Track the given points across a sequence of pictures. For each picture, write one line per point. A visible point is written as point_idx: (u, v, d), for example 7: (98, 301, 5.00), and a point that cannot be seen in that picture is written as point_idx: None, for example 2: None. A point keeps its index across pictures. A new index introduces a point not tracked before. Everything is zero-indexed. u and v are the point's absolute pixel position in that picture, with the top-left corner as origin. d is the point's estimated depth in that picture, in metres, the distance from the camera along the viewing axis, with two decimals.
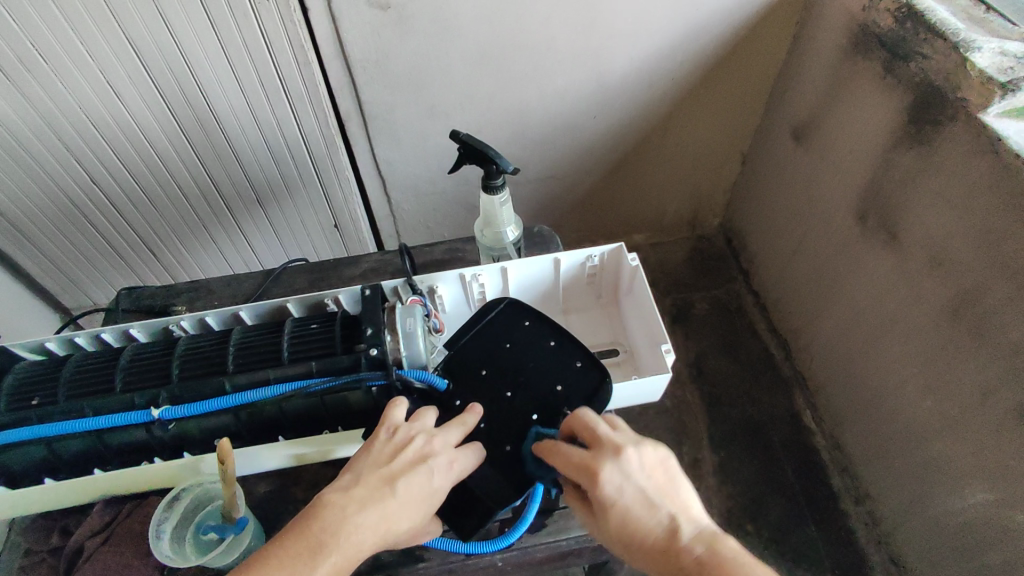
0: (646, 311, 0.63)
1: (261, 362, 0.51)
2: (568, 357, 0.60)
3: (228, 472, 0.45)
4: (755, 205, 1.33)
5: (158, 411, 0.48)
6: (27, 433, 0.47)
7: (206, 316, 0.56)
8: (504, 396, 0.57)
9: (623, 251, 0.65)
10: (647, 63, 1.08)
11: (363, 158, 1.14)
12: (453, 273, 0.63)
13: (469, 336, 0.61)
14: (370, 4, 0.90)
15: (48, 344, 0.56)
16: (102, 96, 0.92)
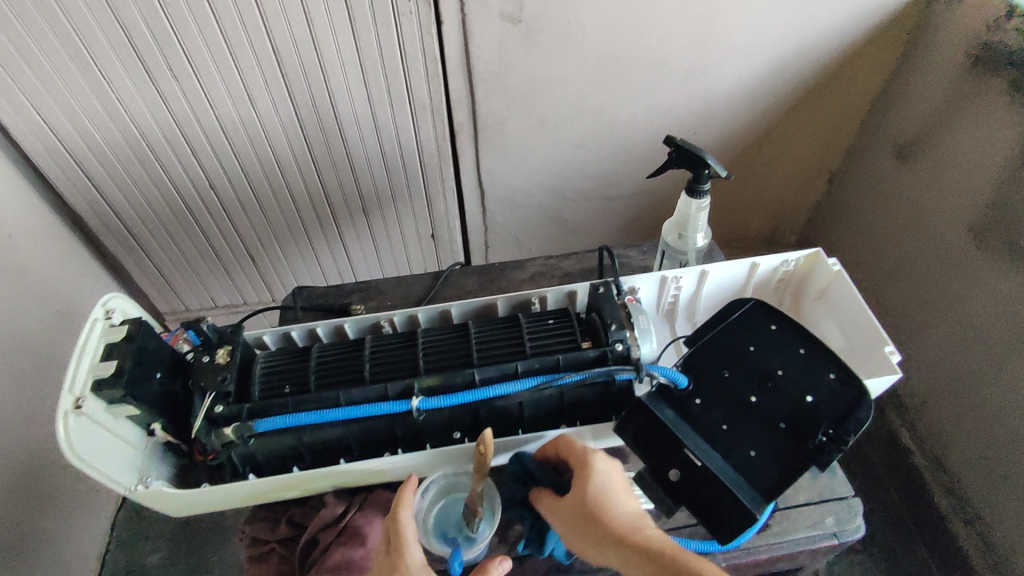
0: (850, 311, 0.70)
1: (506, 355, 0.60)
2: (821, 369, 0.63)
3: (484, 461, 0.50)
4: (842, 224, 1.34)
5: (418, 400, 0.57)
6: (290, 421, 0.56)
7: (419, 313, 0.66)
8: (749, 400, 0.62)
9: (822, 255, 0.72)
10: (754, 80, 1.10)
11: (469, 171, 1.15)
12: (656, 275, 0.70)
13: (713, 334, 0.66)
14: (503, 18, 0.93)
15: (265, 337, 0.65)
16: (236, 100, 0.94)
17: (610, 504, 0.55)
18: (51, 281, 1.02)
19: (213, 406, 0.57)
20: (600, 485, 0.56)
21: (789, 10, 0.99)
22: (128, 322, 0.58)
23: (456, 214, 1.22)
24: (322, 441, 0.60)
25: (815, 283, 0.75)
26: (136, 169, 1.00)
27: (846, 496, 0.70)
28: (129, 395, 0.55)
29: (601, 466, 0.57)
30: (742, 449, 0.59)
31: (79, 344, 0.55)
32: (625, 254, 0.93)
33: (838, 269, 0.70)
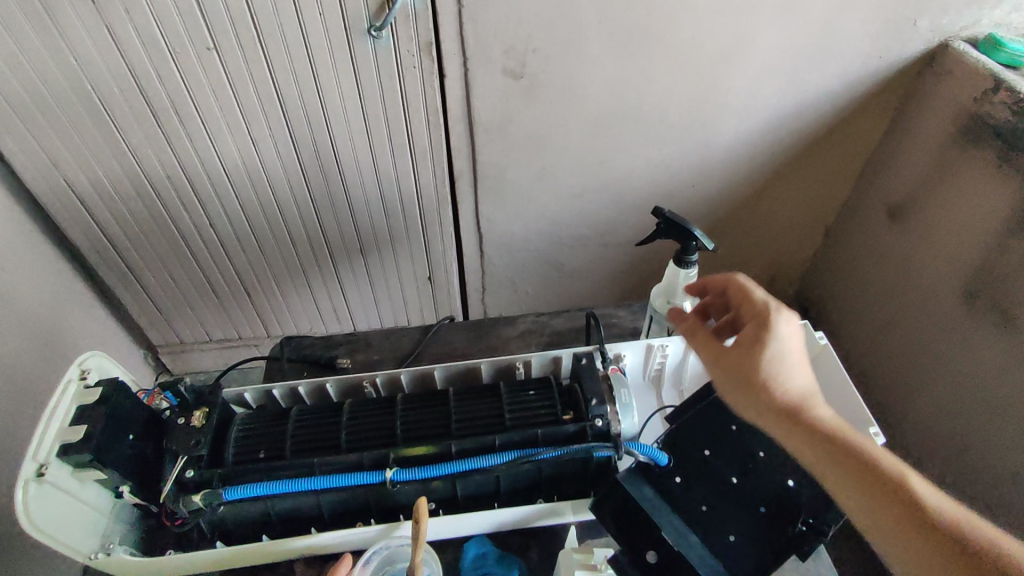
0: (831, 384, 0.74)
1: (485, 427, 0.60)
2: (801, 453, 0.64)
3: (418, 530, 0.46)
4: (838, 280, 1.34)
5: (390, 471, 0.56)
6: (262, 488, 0.56)
7: (401, 374, 0.66)
8: (729, 482, 0.63)
9: None
10: (751, 137, 1.11)
11: (467, 217, 1.16)
12: (642, 343, 0.73)
13: (696, 411, 0.68)
14: (505, 73, 0.94)
15: (246, 395, 0.66)
16: (239, 142, 0.95)
17: (786, 361, 0.59)
18: (45, 314, 1.03)
19: (184, 469, 0.57)
20: (777, 359, 0.59)
21: (784, 73, 1.01)
22: (104, 384, 0.61)
23: (453, 259, 1.22)
24: (294, 510, 0.60)
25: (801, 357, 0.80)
26: (137, 205, 1.01)
27: None
28: (95, 460, 0.57)
29: (789, 332, 0.60)
30: (721, 534, 0.60)
31: (49, 409, 0.57)
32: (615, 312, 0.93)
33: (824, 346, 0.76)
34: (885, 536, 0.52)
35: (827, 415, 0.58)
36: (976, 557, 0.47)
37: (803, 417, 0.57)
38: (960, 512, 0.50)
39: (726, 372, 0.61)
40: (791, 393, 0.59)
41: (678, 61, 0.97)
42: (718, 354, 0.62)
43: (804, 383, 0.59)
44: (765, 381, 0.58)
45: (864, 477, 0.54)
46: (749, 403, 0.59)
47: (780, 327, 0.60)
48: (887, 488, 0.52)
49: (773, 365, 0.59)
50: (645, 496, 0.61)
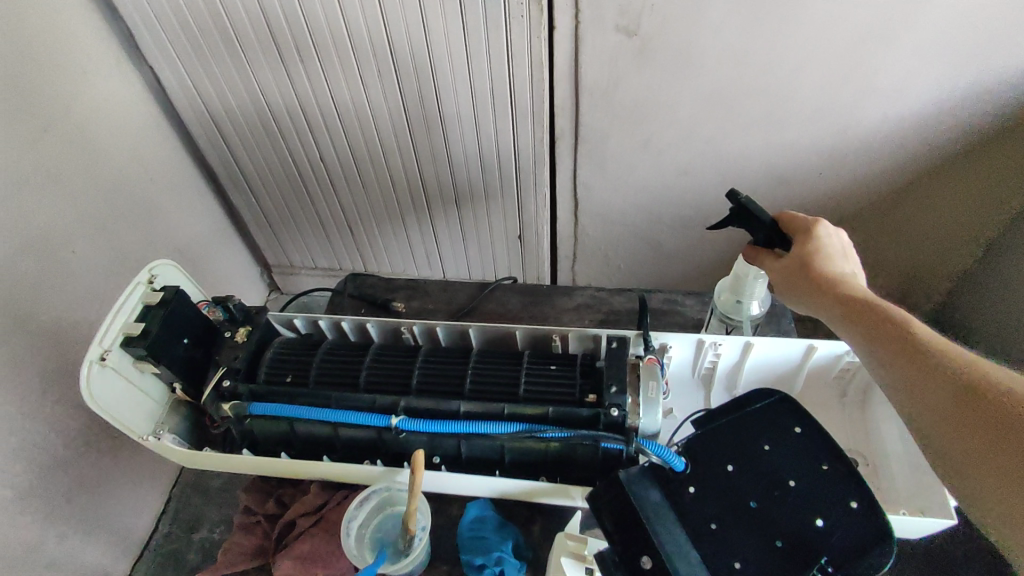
0: None
1: (498, 394, 0.63)
2: (841, 493, 0.57)
3: (414, 482, 0.52)
4: (990, 303, 1.14)
5: (396, 420, 0.62)
6: (284, 410, 0.64)
7: (437, 328, 0.71)
8: (748, 504, 0.57)
9: None
10: (902, 124, 0.96)
11: (563, 179, 1.13)
12: (693, 338, 0.70)
13: (726, 421, 0.63)
14: (618, 30, 0.88)
15: (297, 322, 0.74)
16: (349, 83, 0.99)
17: (832, 256, 0.69)
18: (180, 223, 1.16)
19: (222, 378, 0.67)
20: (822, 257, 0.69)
21: (961, 49, 0.85)
22: (167, 290, 0.67)
23: (543, 219, 1.19)
24: (311, 434, 0.66)
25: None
26: (260, 134, 1.10)
27: None
28: (150, 355, 0.64)
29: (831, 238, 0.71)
30: (727, 559, 0.55)
31: (115, 304, 0.64)
32: None
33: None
34: (913, 401, 0.55)
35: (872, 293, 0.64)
36: (1005, 406, 0.48)
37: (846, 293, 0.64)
38: (998, 370, 0.51)
39: (782, 275, 0.71)
40: (845, 282, 0.66)
41: (822, 29, 0.84)
42: (774, 268, 0.72)
43: (854, 277, 0.67)
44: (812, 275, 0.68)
45: (892, 335, 0.58)
46: (805, 300, 0.68)
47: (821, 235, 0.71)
48: (932, 361, 0.54)
49: (816, 262, 0.69)
50: (650, 499, 0.58)
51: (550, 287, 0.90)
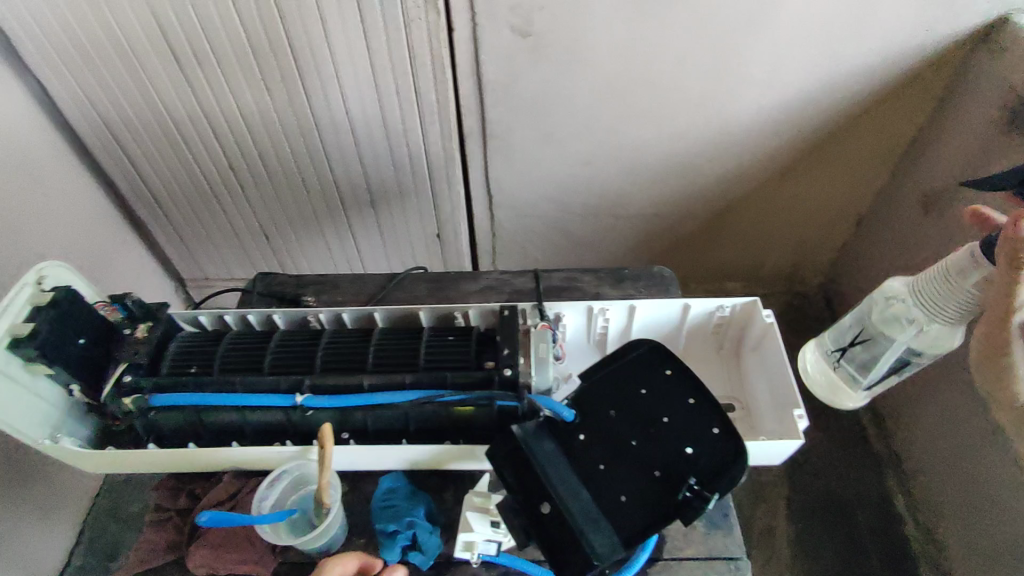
0: (774, 365, 0.74)
1: (399, 366, 0.67)
2: (705, 422, 0.63)
3: (324, 453, 0.56)
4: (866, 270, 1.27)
5: (301, 398, 0.64)
6: (187, 397, 0.65)
7: (343, 313, 0.74)
8: (628, 443, 0.63)
9: (757, 305, 0.76)
10: (776, 111, 1.06)
11: (475, 175, 1.17)
12: (581, 305, 0.76)
13: (607, 371, 0.67)
14: (513, 31, 0.93)
15: (200, 318, 0.75)
16: (252, 88, 0.98)
17: None
18: (80, 239, 1.11)
19: (123, 374, 0.68)
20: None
21: (818, 43, 0.95)
22: (58, 289, 0.66)
23: (459, 215, 1.23)
24: (219, 424, 0.67)
25: (755, 333, 0.78)
26: (162, 144, 1.07)
27: (736, 557, 0.66)
28: (38, 352, 0.62)
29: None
30: (613, 494, 0.60)
31: (3, 302, 0.63)
32: (587, 273, 0.91)
33: (771, 323, 0.74)
34: None
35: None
36: None
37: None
38: None
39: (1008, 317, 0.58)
40: None
41: (698, 27, 0.92)
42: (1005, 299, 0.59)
43: None
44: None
45: None
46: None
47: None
48: None
49: None
50: (543, 450, 0.62)
51: (456, 272, 0.92)
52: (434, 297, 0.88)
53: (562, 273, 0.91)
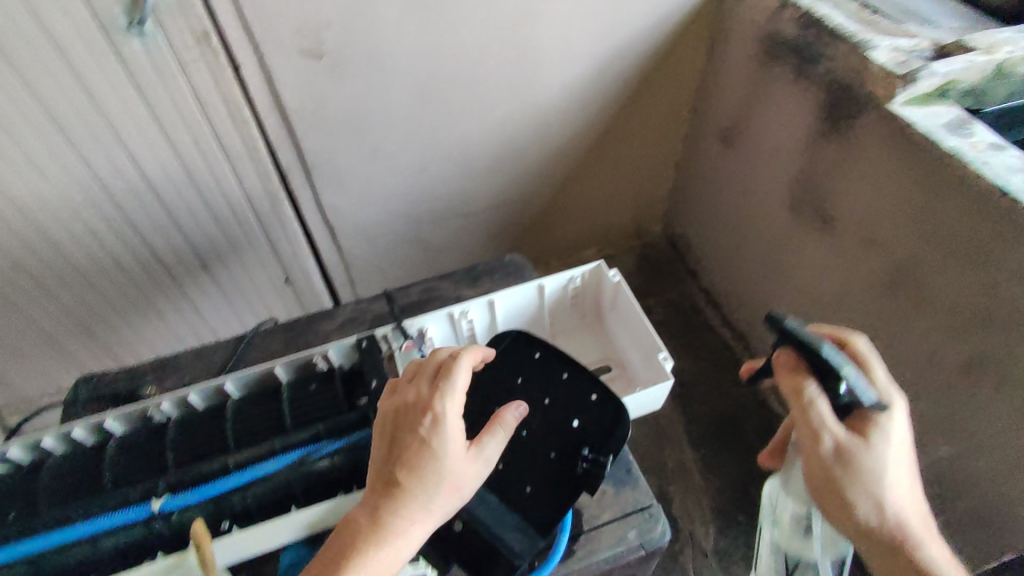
0: (632, 317, 0.78)
1: (264, 433, 0.64)
2: (583, 392, 0.66)
3: (205, 556, 0.52)
4: (695, 207, 1.39)
5: (158, 503, 0.58)
6: (17, 550, 0.56)
7: (189, 395, 0.67)
8: (519, 435, 0.64)
9: (603, 267, 0.80)
10: (579, 84, 1.12)
11: (309, 209, 1.11)
12: (440, 313, 0.75)
13: (483, 374, 0.69)
14: (304, 54, 0.89)
15: (10, 452, 0.64)
16: (18, 174, 0.85)
17: (841, 437, 0.57)
18: None
19: None
20: (884, 454, 0.57)
21: (596, 15, 1.02)
22: None
23: (303, 253, 1.16)
24: (66, 568, 0.57)
25: (608, 295, 0.82)
26: None
27: (648, 505, 0.67)
28: None
29: (899, 425, 0.58)
30: (518, 487, 0.61)
31: None
32: (443, 279, 0.90)
33: (619, 282, 0.78)
34: None
35: (909, 495, 0.59)
36: None
37: (891, 503, 0.57)
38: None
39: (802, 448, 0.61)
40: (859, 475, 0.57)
41: (486, 18, 0.95)
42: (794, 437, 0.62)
43: (863, 461, 0.57)
44: (866, 475, 0.57)
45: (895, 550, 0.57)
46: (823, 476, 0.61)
47: (890, 426, 0.57)
48: None
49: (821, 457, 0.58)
50: None
51: (312, 315, 0.87)
52: (293, 347, 0.83)
53: (420, 286, 0.90)
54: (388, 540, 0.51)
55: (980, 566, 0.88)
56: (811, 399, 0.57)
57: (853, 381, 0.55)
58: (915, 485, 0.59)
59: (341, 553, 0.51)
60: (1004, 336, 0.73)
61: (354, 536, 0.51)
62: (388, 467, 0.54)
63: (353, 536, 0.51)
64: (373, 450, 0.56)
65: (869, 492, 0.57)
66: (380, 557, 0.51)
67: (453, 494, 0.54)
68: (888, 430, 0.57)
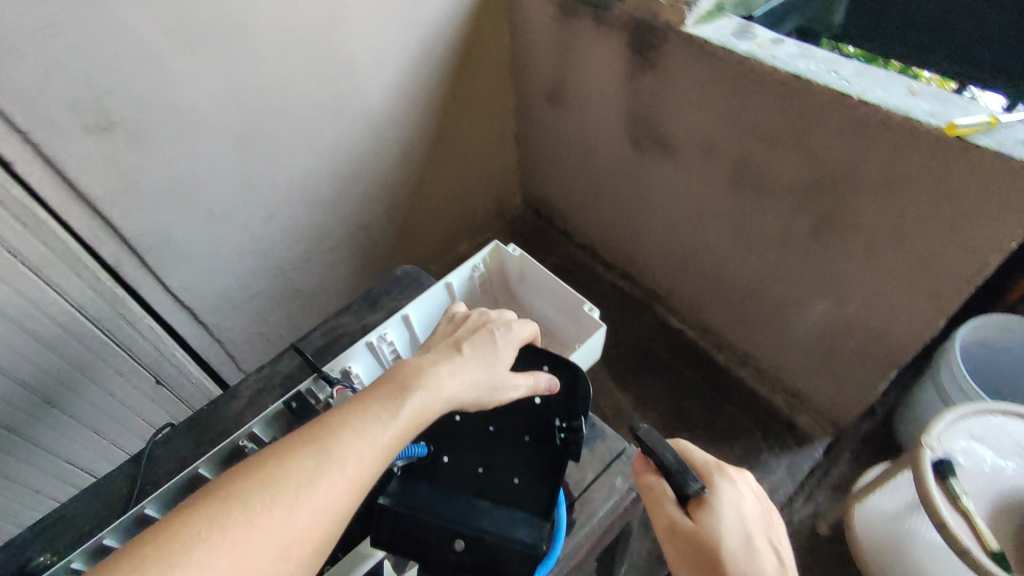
0: (543, 280, 0.91)
1: None
2: (534, 364, 0.66)
3: None
4: (544, 172, 1.44)
5: None
6: None
7: (103, 541, 0.60)
8: (488, 430, 0.63)
9: (502, 247, 0.92)
10: (400, 86, 1.10)
11: (157, 298, 0.97)
12: (361, 344, 0.76)
13: None
14: (91, 130, 0.77)
15: None
16: None
17: (686, 518, 0.53)
18: None
19: None
20: (725, 528, 0.51)
21: (395, 14, 1.00)
22: None
23: (168, 344, 1.01)
24: None
25: (512, 269, 0.94)
26: None
27: (622, 449, 0.70)
28: None
29: (736, 502, 0.54)
30: (506, 481, 0.60)
31: None
32: (341, 315, 0.84)
33: (521, 254, 0.91)
34: None
35: (775, 568, 0.50)
36: None
37: (743, 574, 0.48)
38: None
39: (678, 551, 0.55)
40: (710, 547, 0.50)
41: (285, 42, 0.89)
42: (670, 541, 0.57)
43: (711, 531, 0.51)
44: (716, 549, 0.50)
45: None
46: None
47: (725, 504, 0.53)
48: None
49: (676, 536, 0.53)
50: (422, 497, 0.58)
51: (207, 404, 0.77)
52: (201, 446, 0.72)
53: (320, 327, 0.84)
54: (443, 372, 0.52)
55: (879, 389, 1.02)
56: (656, 487, 0.56)
57: (678, 466, 0.55)
58: (782, 560, 0.51)
59: (404, 375, 0.50)
60: (837, 193, 0.85)
61: (418, 368, 0.51)
62: (455, 338, 0.58)
63: (415, 370, 0.51)
64: (436, 339, 0.60)
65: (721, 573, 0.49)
66: (434, 371, 0.51)
67: (500, 379, 0.56)
68: (724, 505, 0.53)
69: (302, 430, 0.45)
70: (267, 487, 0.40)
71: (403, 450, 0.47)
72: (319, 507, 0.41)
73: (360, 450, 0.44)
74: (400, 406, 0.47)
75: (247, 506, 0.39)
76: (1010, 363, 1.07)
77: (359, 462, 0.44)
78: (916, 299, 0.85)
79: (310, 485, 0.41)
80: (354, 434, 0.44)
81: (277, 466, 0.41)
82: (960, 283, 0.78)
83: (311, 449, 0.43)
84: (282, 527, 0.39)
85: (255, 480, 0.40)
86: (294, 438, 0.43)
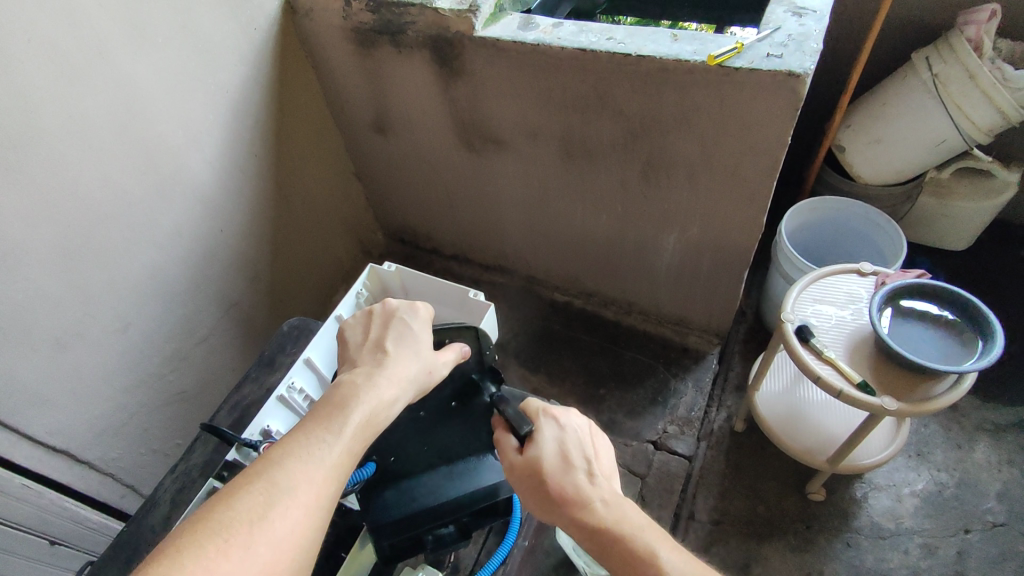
0: (425, 285, 0.95)
1: None
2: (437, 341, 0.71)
3: None
4: (394, 200, 1.48)
5: None
6: None
7: None
8: (421, 415, 0.72)
9: (378, 267, 0.96)
10: (224, 157, 1.08)
11: (26, 455, 0.84)
12: (273, 400, 0.75)
13: None
14: None
15: None
16: None
17: (517, 454, 0.61)
18: None
19: None
20: (545, 453, 0.60)
21: (196, 87, 0.99)
22: None
23: (52, 497, 0.88)
24: None
25: (394, 285, 0.98)
26: None
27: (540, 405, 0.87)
28: None
29: (557, 429, 0.62)
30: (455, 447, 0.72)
31: None
32: (240, 386, 0.84)
33: (396, 267, 0.95)
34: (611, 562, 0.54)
35: (583, 478, 0.59)
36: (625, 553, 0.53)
37: (559, 485, 0.58)
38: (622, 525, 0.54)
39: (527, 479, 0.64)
40: (537, 472, 0.59)
41: (85, 142, 0.84)
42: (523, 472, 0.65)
43: (536, 459, 0.60)
44: (541, 472, 0.59)
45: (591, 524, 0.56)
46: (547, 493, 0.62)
47: (545, 434, 0.62)
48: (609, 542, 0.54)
49: (514, 472, 0.62)
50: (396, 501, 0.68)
51: (128, 524, 0.73)
52: None
53: (226, 405, 0.83)
54: (377, 381, 0.58)
55: (739, 291, 1.17)
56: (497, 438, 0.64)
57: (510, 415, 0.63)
58: (594, 471, 0.59)
59: (342, 396, 0.56)
60: (648, 138, 0.97)
61: (353, 385, 0.57)
62: (373, 343, 0.64)
63: (350, 389, 0.57)
64: (350, 346, 0.65)
65: (544, 489, 0.59)
66: (370, 385, 0.58)
67: (431, 365, 0.63)
68: (543, 435, 0.62)
69: (252, 467, 0.49)
70: (225, 529, 0.44)
71: (353, 462, 0.53)
72: (278, 536, 0.45)
73: (309, 472, 0.49)
74: (343, 424, 0.54)
75: (202, 554, 0.42)
76: (824, 236, 1.28)
77: (312, 482, 0.49)
78: (737, 205, 0.99)
79: (267, 518, 0.45)
80: (295, 464, 0.49)
81: (233, 506, 0.46)
82: (764, 181, 0.93)
83: (259, 484, 0.47)
84: (246, 558, 0.43)
85: (209, 527, 0.44)
86: (240, 481, 0.48)
